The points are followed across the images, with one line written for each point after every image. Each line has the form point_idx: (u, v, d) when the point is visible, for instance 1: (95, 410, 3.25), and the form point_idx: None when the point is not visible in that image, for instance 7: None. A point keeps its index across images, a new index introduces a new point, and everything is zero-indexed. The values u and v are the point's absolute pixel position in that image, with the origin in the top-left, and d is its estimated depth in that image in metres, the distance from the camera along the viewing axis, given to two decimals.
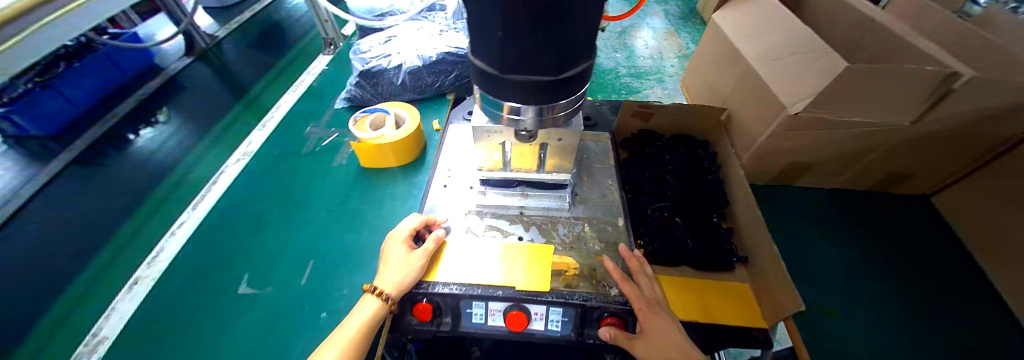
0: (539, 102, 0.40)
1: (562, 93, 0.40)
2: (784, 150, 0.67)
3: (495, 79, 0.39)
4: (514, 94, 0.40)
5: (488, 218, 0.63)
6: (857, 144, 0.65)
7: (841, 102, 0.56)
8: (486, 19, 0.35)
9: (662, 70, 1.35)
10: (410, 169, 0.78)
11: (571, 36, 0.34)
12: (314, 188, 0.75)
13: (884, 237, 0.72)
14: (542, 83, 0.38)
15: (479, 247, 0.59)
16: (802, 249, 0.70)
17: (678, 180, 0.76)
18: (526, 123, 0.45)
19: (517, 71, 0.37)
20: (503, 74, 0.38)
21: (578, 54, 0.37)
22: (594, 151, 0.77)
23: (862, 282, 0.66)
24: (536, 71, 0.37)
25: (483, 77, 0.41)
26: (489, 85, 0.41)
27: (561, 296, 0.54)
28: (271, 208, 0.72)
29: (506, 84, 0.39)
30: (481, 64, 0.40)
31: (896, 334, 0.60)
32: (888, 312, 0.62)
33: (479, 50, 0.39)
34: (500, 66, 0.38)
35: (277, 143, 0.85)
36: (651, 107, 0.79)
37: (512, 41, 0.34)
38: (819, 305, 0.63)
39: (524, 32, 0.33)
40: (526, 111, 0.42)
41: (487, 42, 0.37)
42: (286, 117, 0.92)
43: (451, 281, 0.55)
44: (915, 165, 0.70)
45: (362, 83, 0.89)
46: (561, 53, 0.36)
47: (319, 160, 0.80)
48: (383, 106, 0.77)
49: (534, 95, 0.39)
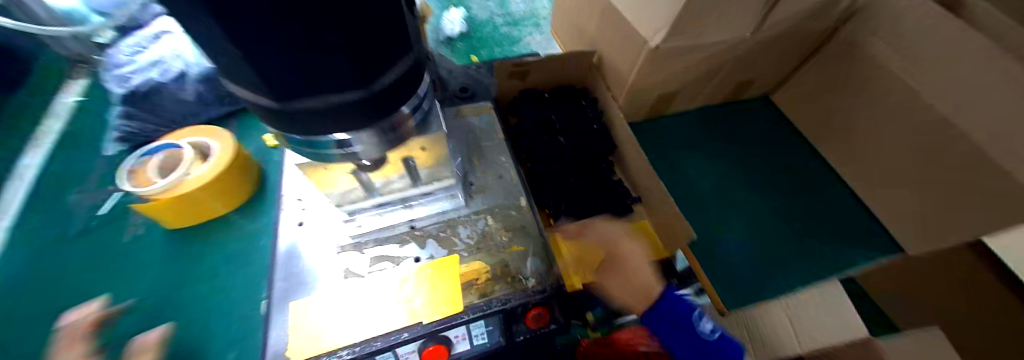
0: (360, 123, 0.30)
1: (388, 105, 0.30)
2: (659, 82, 0.67)
3: (280, 113, 0.27)
4: (319, 123, 0.28)
5: (371, 249, 0.53)
6: (710, 65, 0.67)
7: (690, 30, 0.55)
8: (209, 34, 0.21)
9: (535, 13, 1.27)
10: (252, 207, 0.70)
11: (354, 32, 0.24)
12: (133, 279, 0.64)
13: (735, 141, 0.81)
14: (349, 102, 0.27)
15: (370, 290, 0.48)
16: (679, 172, 0.76)
17: (570, 138, 0.72)
18: (362, 148, 0.35)
19: (302, 98, 0.26)
20: (287, 106, 0.26)
21: (384, 52, 0.27)
22: (480, 128, 0.69)
23: (733, 191, 0.74)
24: (333, 89, 0.26)
25: (264, 112, 0.28)
26: (278, 121, 0.29)
27: (479, 310, 0.48)
28: (81, 329, 0.60)
29: (298, 118, 0.27)
30: (248, 96, 0.27)
31: (756, 232, 0.70)
32: (751, 211, 0.72)
33: (237, 78, 0.25)
34: (274, 96, 0.25)
35: (48, 241, 0.69)
36: (525, 64, 0.72)
37: (268, 58, 0.22)
38: (704, 226, 0.69)
39: (282, 43, 0.22)
40: (356, 138, 0.33)
41: (232, 64, 0.24)
42: (39, 188, 0.76)
43: (343, 343, 0.44)
44: (760, 71, 0.76)
45: (138, 109, 0.67)
46: (353, 57, 0.25)
47: (125, 240, 0.68)
48: (172, 139, 0.59)
49: (350, 119, 0.29)
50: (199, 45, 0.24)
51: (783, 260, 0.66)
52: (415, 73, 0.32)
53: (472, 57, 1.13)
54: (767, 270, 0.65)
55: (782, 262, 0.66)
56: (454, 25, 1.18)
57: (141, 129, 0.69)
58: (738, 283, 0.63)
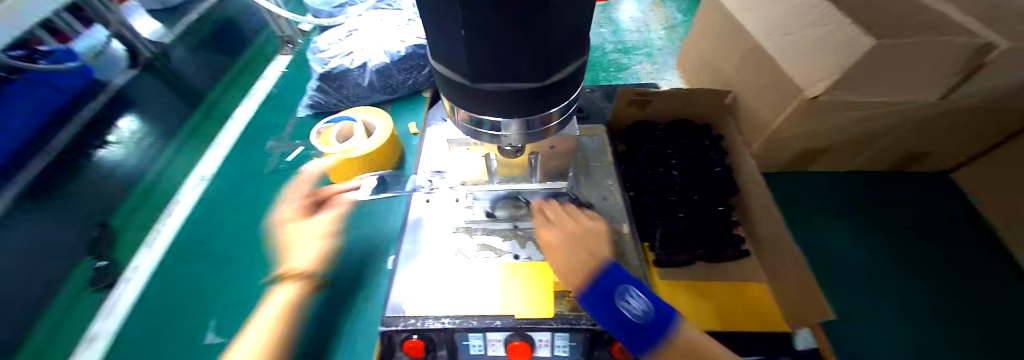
0: (522, 113, 0.33)
1: (549, 101, 0.33)
2: (804, 134, 0.61)
3: (466, 91, 0.32)
4: (491, 106, 0.33)
5: (478, 236, 0.57)
6: (872, 125, 0.59)
7: (865, 83, 0.49)
8: (442, 22, 0.26)
9: (649, 43, 1.27)
10: None
11: (551, 38, 0.27)
12: (282, 214, 0.72)
13: (887, 217, 0.69)
14: (523, 92, 0.31)
15: (471, 273, 0.53)
16: (812, 235, 0.66)
17: (685, 176, 0.70)
18: (510, 138, 0.38)
19: (490, 81, 0.30)
20: (475, 85, 0.31)
21: (567, 53, 0.30)
22: (590, 148, 0.70)
23: (881, 271, 0.62)
24: (515, 78, 0.30)
25: (452, 87, 0.33)
26: (459, 98, 0.34)
27: (567, 323, 0.48)
28: (237, 242, 0.69)
29: (477, 97, 0.32)
30: (446, 72, 0.32)
31: (914, 326, 0.56)
32: (906, 299, 0.59)
33: (445, 56, 0.31)
34: (469, 75, 0.30)
35: (235, 166, 0.82)
36: (648, 94, 0.71)
37: (478, 46, 0.27)
38: (839, 303, 0.59)
39: (496, 36, 0.26)
40: (508, 125, 0.36)
41: (448, 45, 0.29)
42: (243, 134, 0.88)
43: (442, 314, 0.48)
44: (932, 144, 0.65)
45: (326, 87, 0.81)
46: (543, 55, 0.28)
47: (285, 179, 0.78)
48: (350, 113, 0.71)
49: (517, 107, 0.32)
50: (427, 28, 0.29)
51: None
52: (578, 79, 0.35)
53: None
54: None
55: None
56: None
57: (324, 102, 0.83)
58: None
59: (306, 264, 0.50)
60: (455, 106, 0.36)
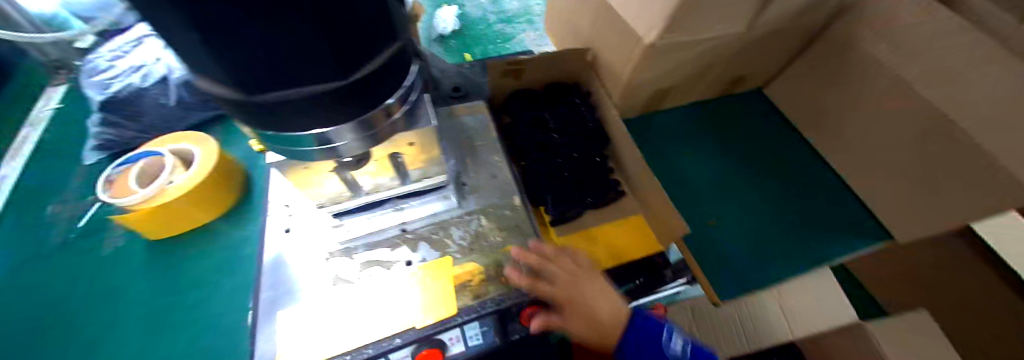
0: (339, 117, 0.29)
1: (367, 97, 0.29)
2: (653, 78, 0.66)
3: (252, 106, 0.26)
4: (295, 117, 0.27)
5: (360, 254, 0.51)
6: (705, 59, 0.66)
7: (687, 24, 0.53)
8: (168, 23, 0.20)
9: (529, 10, 1.26)
10: (238, 220, 0.78)
11: (332, 26, 0.23)
12: (119, 290, 0.72)
13: (732, 134, 0.80)
14: (326, 93, 0.26)
15: (363, 292, 0.48)
16: (672, 165, 0.74)
17: (564, 136, 0.71)
18: (349, 147, 0.33)
19: (275, 88, 0.24)
20: (259, 98, 0.25)
21: (364, 40, 0.26)
22: (474, 128, 0.68)
23: (730, 181, 0.72)
24: (310, 81, 0.25)
25: (235, 106, 0.27)
26: (251, 116, 0.27)
27: (473, 313, 0.47)
28: (54, 346, 0.67)
29: (274, 110, 0.26)
30: (215, 89, 0.25)
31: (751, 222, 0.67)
32: (744, 201, 0.70)
33: (205, 70, 0.24)
34: (244, 88, 0.24)
35: (39, 253, 0.77)
36: (518, 63, 0.71)
37: (231, 48, 0.21)
38: (698, 219, 0.67)
39: (248, 33, 0.20)
40: (337, 134, 0.31)
41: (195, 54, 0.22)
42: (21, 218, 0.81)
43: (337, 350, 0.43)
44: (754, 66, 0.75)
45: None
46: (331, 46, 0.24)
47: (106, 257, 0.76)
48: (150, 148, 0.61)
49: (328, 110, 0.28)
50: (161, 36, 0.22)
51: (781, 253, 0.63)
52: (399, 65, 0.32)
53: (464, 55, 1.12)
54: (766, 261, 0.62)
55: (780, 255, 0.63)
56: (446, 23, 1.16)
57: None
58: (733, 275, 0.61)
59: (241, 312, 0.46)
60: (256, 128, 0.29)
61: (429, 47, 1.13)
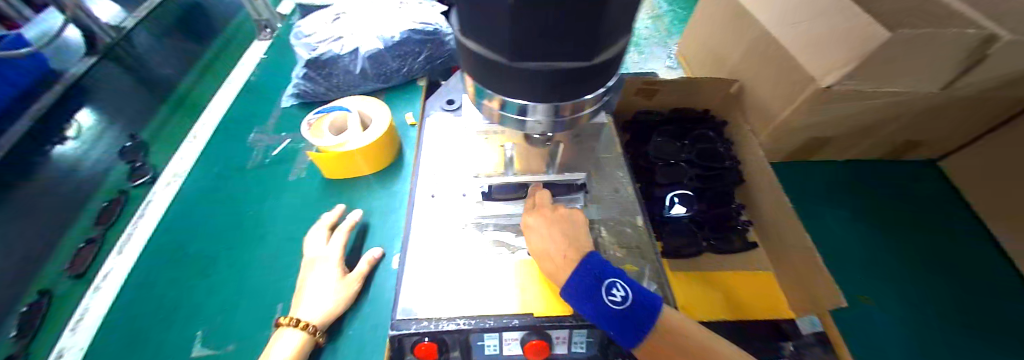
0: (555, 96, 0.31)
1: (588, 82, 0.31)
2: (807, 124, 0.62)
3: (502, 69, 0.29)
4: (529, 87, 0.30)
5: (490, 231, 0.53)
6: (876, 116, 0.60)
7: (876, 73, 0.49)
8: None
9: (635, 33, 1.25)
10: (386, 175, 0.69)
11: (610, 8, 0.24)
12: (275, 213, 0.66)
13: (890, 207, 0.69)
14: (567, 71, 0.28)
15: (484, 270, 0.50)
16: (820, 225, 0.66)
17: (695, 168, 0.68)
18: (535, 124, 0.36)
19: (532, 58, 0.27)
20: (516, 64, 0.28)
21: (615, 29, 0.28)
22: (598, 139, 0.68)
23: (885, 260, 0.62)
24: (562, 56, 0.27)
25: (484, 65, 0.30)
26: (490, 78, 0.31)
27: (587, 318, 0.47)
28: (227, 237, 0.64)
29: (518, 76, 0.29)
30: (478, 48, 0.29)
31: (915, 305, 0.58)
32: (906, 282, 0.60)
33: (479, 32, 0.27)
34: (513, 52, 0.27)
35: (213, 159, 0.75)
36: (657, 83, 0.70)
37: (537, 21, 0.24)
38: (848, 291, 0.59)
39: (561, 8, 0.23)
40: (537, 109, 0.34)
41: (495, 18, 0.25)
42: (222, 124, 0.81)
43: (456, 313, 0.46)
44: (926, 133, 0.67)
45: (313, 75, 0.75)
46: (595, 31, 0.26)
47: (272, 175, 0.71)
48: (343, 103, 0.66)
49: (555, 89, 0.30)
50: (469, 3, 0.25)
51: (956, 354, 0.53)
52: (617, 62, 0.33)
53: None
54: (938, 358, 0.52)
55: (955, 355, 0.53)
56: None
57: (311, 91, 0.78)
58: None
59: (317, 317, 0.48)
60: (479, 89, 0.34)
61: None
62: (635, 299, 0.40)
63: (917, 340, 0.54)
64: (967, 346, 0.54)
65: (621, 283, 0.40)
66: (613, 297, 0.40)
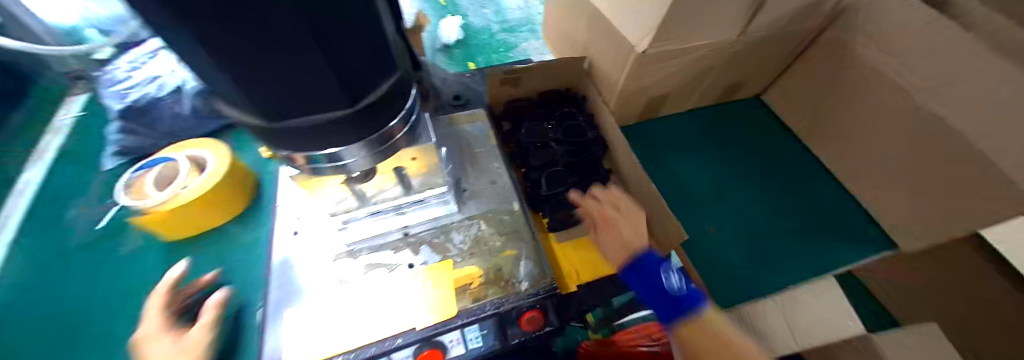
0: (348, 140, 0.31)
1: (377, 119, 0.31)
2: (646, 85, 0.68)
3: (272, 132, 0.28)
4: (312, 140, 0.29)
5: (363, 256, 0.53)
6: (698, 67, 0.67)
7: (675, 32, 0.54)
8: (196, 58, 0.23)
9: (531, 20, 1.29)
10: (246, 218, 0.66)
11: (337, 54, 0.25)
12: (118, 292, 0.64)
13: (729, 142, 0.80)
14: (337, 121, 0.28)
15: (365, 294, 0.50)
16: (671, 170, 0.76)
17: (563, 146, 0.72)
18: (356, 165, 0.35)
19: (294, 116, 0.27)
20: (278, 124, 0.27)
21: (368, 72, 0.28)
22: (472, 134, 0.70)
23: (726, 188, 0.73)
24: (322, 109, 0.27)
25: (257, 131, 0.29)
26: (273, 141, 0.30)
27: (472, 314, 0.49)
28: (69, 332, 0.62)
29: (291, 135, 0.29)
30: (240, 117, 0.28)
31: (745, 224, 0.68)
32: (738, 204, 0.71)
33: (232, 102, 0.27)
34: (266, 115, 0.27)
35: (36, 248, 0.72)
36: (516, 72, 0.73)
37: (255, 78, 0.24)
38: (696, 222, 0.69)
39: (268, 65, 0.23)
40: (348, 152, 0.32)
41: (224, 86, 0.25)
42: (44, 208, 0.76)
43: (336, 349, 0.45)
44: (748, 72, 0.77)
45: (141, 128, 0.68)
46: (338, 81, 0.26)
47: (110, 253, 0.70)
48: (169, 153, 0.61)
49: (341, 135, 0.30)
50: (187, 64, 0.25)
51: (771, 254, 0.65)
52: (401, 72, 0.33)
53: (470, 64, 1.15)
54: (757, 263, 0.64)
55: (769, 255, 0.65)
56: (449, 33, 1.19)
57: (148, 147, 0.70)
58: (727, 275, 0.62)
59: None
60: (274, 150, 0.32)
61: (433, 57, 1.17)
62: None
63: (745, 250, 0.65)
64: (781, 246, 0.66)
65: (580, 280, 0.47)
66: None
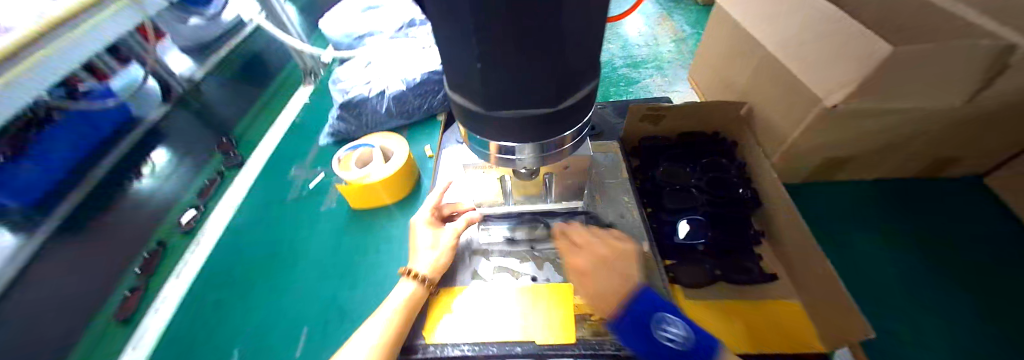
0: (536, 137, 0.33)
1: (564, 122, 0.33)
2: (823, 144, 0.60)
3: (481, 118, 0.32)
4: (507, 132, 0.33)
5: (495, 258, 0.57)
6: (900, 133, 0.57)
7: (887, 89, 0.47)
8: (460, 57, 0.27)
9: (658, 56, 1.26)
10: (407, 203, 0.75)
11: (566, 61, 0.27)
12: (303, 241, 0.72)
13: (939, 234, 0.64)
14: (538, 117, 0.31)
15: (492, 296, 0.52)
16: (841, 244, 0.64)
17: (706, 195, 0.67)
18: (523, 162, 0.39)
19: (506, 108, 0.30)
20: (489, 112, 0.31)
21: (577, 78, 0.30)
22: (605, 165, 0.70)
23: (932, 288, 0.58)
24: (531, 105, 0.30)
25: (467, 115, 0.33)
26: (473, 123, 0.34)
27: (591, 348, 0.47)
28: (262, 266, 0.70)
29: (494, 123, 0.32)
30: (460, 100, 0.32)
31: (955, 336, 0.53)
32: (944, 307, 0.56)
33: (457, 85, 0.31)
34: (485, 103, 0.30)
35: (260, 190, 0.84)
36: (663, 109, 0.71)
37: (496, 78, 0.27)
38: (878, 316, 0.56)
39: (514, 68, 0.26)
40: (522, 149, 0.36)
41: (466, 77, 0.29)
42: (269, 161, 0.91)
43: (461, 339, 0.48)
44: (966, 147, 0.62)
45: (345, 115, 0.83)
46: (555, 83, 0.28)
47: (306, 206, 0.79)
48: (367, 140, 0.73)
49: (531, 132, 0.33)
50: (445, 63, 0.29)
51: None
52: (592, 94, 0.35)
53: None
54: None
55: None
56: None
57: (344, 130, 0.86)
58: None
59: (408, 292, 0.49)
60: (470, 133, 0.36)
61: None
62: (693, 341, 0.39)
63: None
64: None
65: (678, 322, 0.40)
66: (667, 333, 0.40)
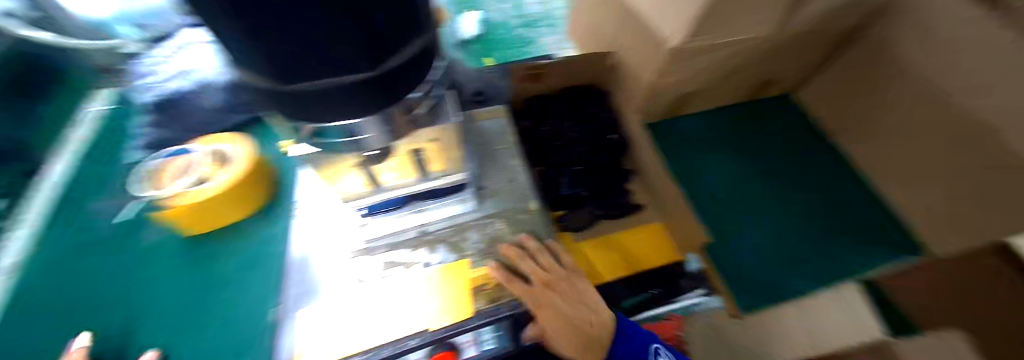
0: (364, 110, 0.30)
1: (388, 93, 0.29)
2: (675, 83, 0.65)
3: (284, 96, 0.27)
4: (322, 109, 0.28)
5: (381, 253, 0.53)
6: (731, 65, 0.65)
7: (713, 29, 0.51)
8: (217, 16, 0.21)
9: (552, 13, 1.26)
10: (260, 216, 0.67)
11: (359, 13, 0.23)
12: (127, 288, 0.62)
13: (754, 149, 0.78)
14: (352, 85, 0.27)
15: (388, 289, 0.51)
16: (701, 171, 0.74)
17: (585, 145, 0.71)
18: (368, 134, 0.35)
19: (309, 78, 0.26)
20: (286, 88, 0.26)
21: (390, 35, 0.26)
22: (491, 131, 0.67)
23: (756, 197, 0.71)
24: (337, 72, 0.26)
25: (268, 94, 0.28)
26: (281, 105, 0.29)
27: (489, 316, 0.48)
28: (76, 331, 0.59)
29: (302, 99, 0.27)
30: (250, 78, 0.27)
31: (776, 236, 0.66)
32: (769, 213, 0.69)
33: (240, 57, 0.25)
34: (280, 76, 0.25)
35: (64, 236, 0.71)
36: (538, 68, 0.70)
37: (267, 41, 0.22)
38: (724, 232, 0.67)
39: (288, 25, 0.21)
40: (362, 124, 0.33)
41: (236, 44, 0.24)
42: (64, 201, 0.75)
43: (351, 349, 0.45)
44: (782, 70, 0.73)
45: (164, 119, 0.69)
46: (355, 39, 0.24)
47: (127, 245, 0.68)
48: (197, 144, 0.62)
49: (351, 106, 0.28)
50: (211, 27, 0.23)
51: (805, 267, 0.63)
52: (425, 56, 0.31)
53: (486, 60, 1.13)
54: (789, 277, 0.62)
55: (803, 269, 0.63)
56: (468, 29, 1.17)
57: (166, 137, 0.69)
58: (758, 289, 0.60)
59: None
60: (284, 117, 0.31)
61: (450, 53, 1.15)
62: None
63: (778, 263, 0.63)
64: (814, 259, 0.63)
65: (665, 350, 0.45)
66: None
